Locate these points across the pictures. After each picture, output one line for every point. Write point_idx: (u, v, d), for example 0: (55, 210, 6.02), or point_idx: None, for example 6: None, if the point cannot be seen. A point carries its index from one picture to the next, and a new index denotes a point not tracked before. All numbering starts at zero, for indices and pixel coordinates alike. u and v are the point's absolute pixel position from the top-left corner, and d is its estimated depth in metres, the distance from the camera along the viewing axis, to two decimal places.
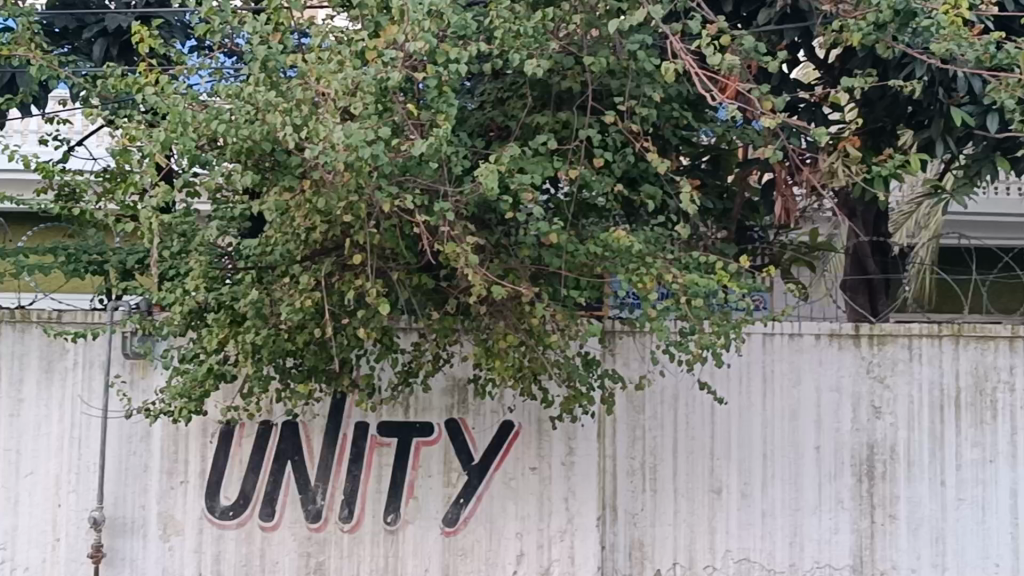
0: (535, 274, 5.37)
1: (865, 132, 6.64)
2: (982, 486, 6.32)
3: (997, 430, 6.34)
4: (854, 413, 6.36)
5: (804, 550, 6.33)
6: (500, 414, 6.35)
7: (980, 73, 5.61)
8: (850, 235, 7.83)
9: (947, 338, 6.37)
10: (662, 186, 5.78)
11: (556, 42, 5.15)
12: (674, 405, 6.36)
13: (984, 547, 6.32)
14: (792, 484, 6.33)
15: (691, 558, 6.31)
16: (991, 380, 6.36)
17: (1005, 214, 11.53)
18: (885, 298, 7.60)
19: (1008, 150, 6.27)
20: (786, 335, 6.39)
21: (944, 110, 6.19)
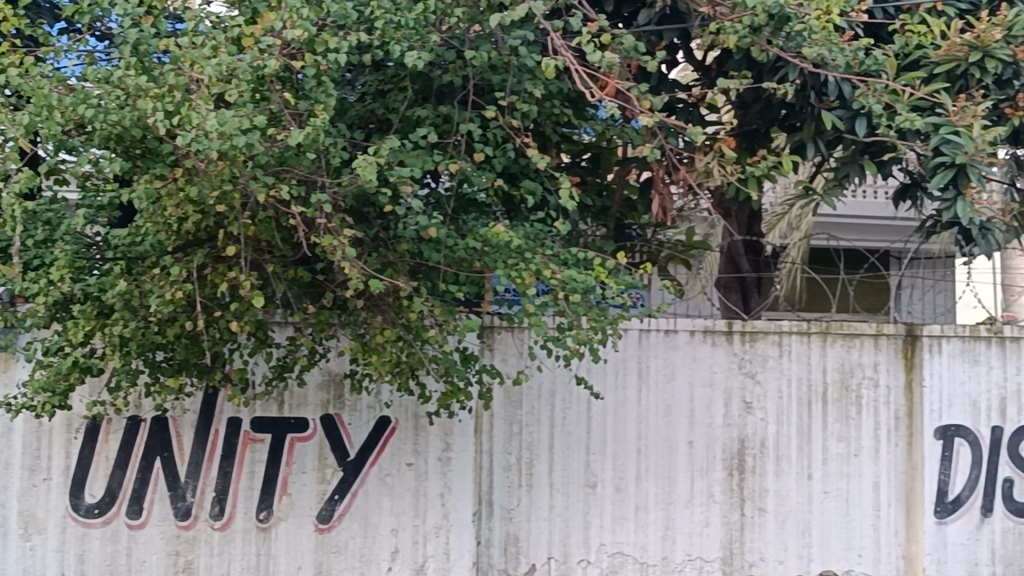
0: (414, 269, 5.33)
1: (739, 133, 6.79)
2: (847, 479, 6.52)
3: (861, 424, 6.54)
4: (726, 408, 6.48)
5: (676, 544, 6.43)
6: (377, 410, 6.28)
7: (849, 78, 5.90)
8: (724, 234, 7.93)
9: (815, 336, 6.54)
10: (542, 183, 5.78)
11: (438, 35, 5.13)
12: (550, 400, 6.38)
13: (848, 539, 6.52)
14: (664, 478, 6.43)
15: (565, 553, 6.35)
16: (856, 376, 6.56)
17: (871, 215, 11.92)
18: (759, 295, 7.67)
19: (875, 154, 6.47)
20: (661, 331, 6.46)
21: (815, 114, 6.36)
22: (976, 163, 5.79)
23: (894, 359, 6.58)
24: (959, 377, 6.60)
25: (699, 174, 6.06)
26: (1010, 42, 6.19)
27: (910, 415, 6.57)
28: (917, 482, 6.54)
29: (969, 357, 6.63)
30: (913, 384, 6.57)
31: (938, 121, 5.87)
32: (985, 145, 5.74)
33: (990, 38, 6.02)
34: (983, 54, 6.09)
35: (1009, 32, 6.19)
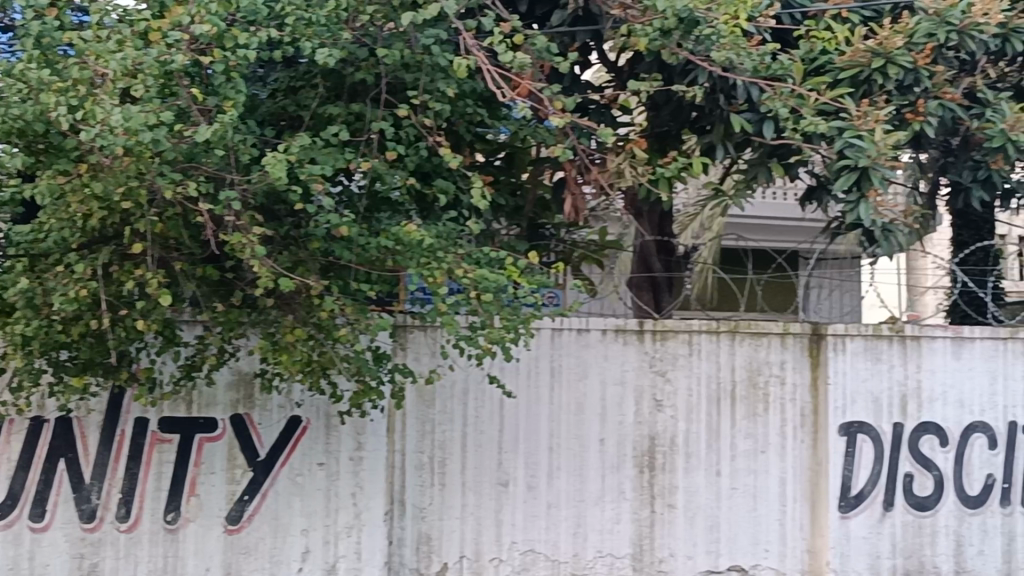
0: (325, 267, 5.29)
1: (650, 135, 6.88)
2: (754, 475, 6.64)
3: (768, 421, 6.67)
4: (637, 406, 6.55)
5: (587, 541, 6.48)
6: (287, 409, 6.23)
7: (757, 82, 6.06)
8: (635, 235, 8.03)
9: (724, 334, 6.65)
10: (455, 182, 5.77)
11: (350, 33, 5.11)
12: (463, 399, 6.39)
13: (754, 534, 6.65)
14: (575, 476, 6.48)
15: (477, 551, 6.36)
16: (763, 374, 6.68)
17: (779, 217, 12.17)
18: (670, 293, 7.75)
19: (783, 157, 6.57)
20: (573, 330, 6.52)
21: (725, 116, 6.46)
22: (879, 166, 5.99)
23: (800, 358, 6.72)
24: (862, 374, 6.76)
25: (611, 174, 6.13)
26: (910, 49, 6.43)
27: (815, 412, 6.72)
28: (822, 478, 6.69)
29: (872, 355, 6.79)
30: (818, 382, 6.72)
31: (842, 125, 6.02)
32: (887, 149, 5.93)
33: (892, 45, 6.25)
34: (884, 61, 6.30)
35: (909, 40, 6.43)
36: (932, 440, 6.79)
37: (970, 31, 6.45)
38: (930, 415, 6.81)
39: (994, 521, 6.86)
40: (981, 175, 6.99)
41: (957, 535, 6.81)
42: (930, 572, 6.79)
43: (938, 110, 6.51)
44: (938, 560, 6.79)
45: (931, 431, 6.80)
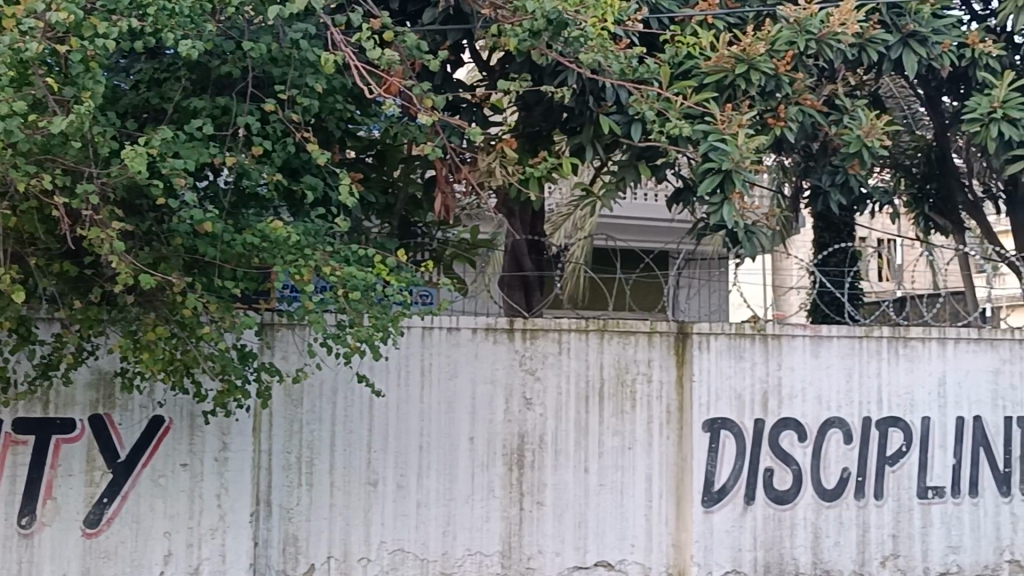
0: (188, 264, 5.17)
1: (523, 134, 6.93)
2: (621, 471, 6.75)
3: (635, 419, 6.78)
4: (506, 404, 6.57)
5: (456, 539, 6.48)
6: (149, 409, 6.07)
7: (624, 84, 6.20)
8: (508, 233, 8.08)
9: (593, 333, 6.73)
10: (323, 178, 5.71)
11: (215, 24, 5.02)
12: (332, 398, 6.34)
13: (621, 529, 6.75)
14: (445, 474, 6.47)
15: (345, 551, 6.31)
16: (631, 371, 6.79)
17: (648, 217, 12.40)
18: (541, 293, 7.81)
19: (651, 158, 6.66)
20: (443, 329, 6.52)
21: (594, 118, 6.54)
22: (741, 169, 6.14)
23: (666, 356, 6.85)
24: (726, 372, 6.93)
25: (481, 173, 6.20)
26: (772, 56, 6.65)
27: (681, 409, 6.85)
28: (686, 474, 6.83)
29: (735, 354, 6.96)
30: (684, 380, 6.86)
31: (707, 129, 6.20)
32: (749, 153, 6.11)
33: (755, 51, 6.49)
34: (747, 66, 6.52)
35: (771, 46, 6.66)
36: (792, 435, 7.01)
37: (828, 39, 6.68)
38: (790, 412, 7.02)
39: (849, 514, 7.11)
40: (839, 179, 7.20)
41: (815, 528, 7.04)
42: (788, 563, 6.99)
43: (798, 115, 6.72)
44: (796, 552, 7.00)
45: (791, 426, 7.01)
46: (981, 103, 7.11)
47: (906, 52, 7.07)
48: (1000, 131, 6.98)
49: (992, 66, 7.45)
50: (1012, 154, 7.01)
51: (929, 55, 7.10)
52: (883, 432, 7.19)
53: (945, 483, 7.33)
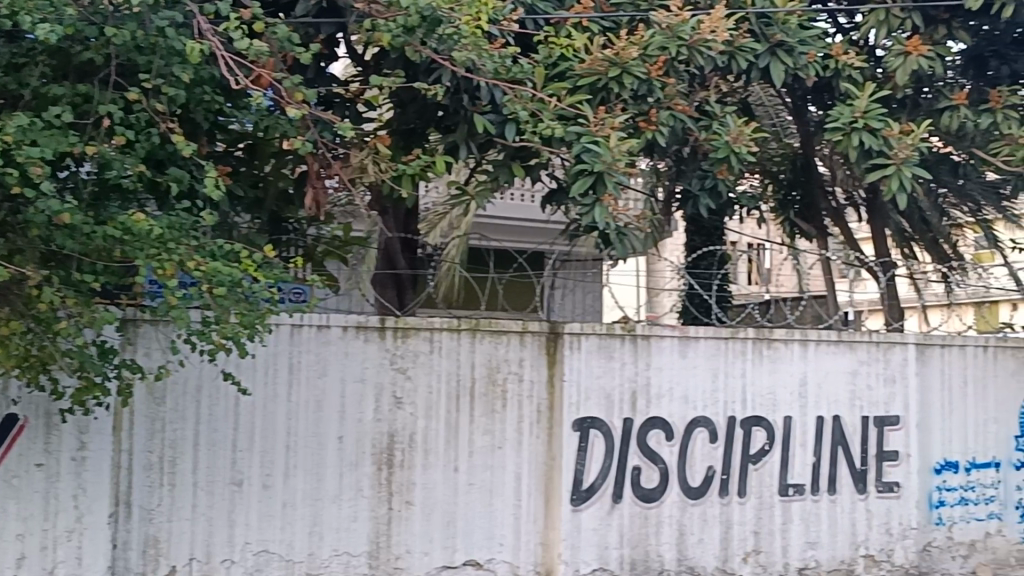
0: (45, 257, 4.98)
1: (396, 131, 6.89)
2: (491, 470, 6.75)
3: (505, 418, 6.79)
4: (376, 403, 6.51)
5: (322, 540, 6.38)
6: (3, 407, 5.76)
7: (498, 83, 6.23)
8: (380, 231, 8.01)
9: (464, 332, 6.71)
10: (190, 170, 5.58)
11: (76, 9, 4.86)
12: (196, 396, 6.18)
13: (489, 529, 6.74)
14: (312, 474, 6.37)
15: (208, 552, 6.15)
16: (502, 371, 6.80)
17: (523, 218, 12.46)
18: (413, 293, 7.81)
19: (524, 159, 6.71)
20: (313, 327, 6.42)
21: (468, 117, 6.52)
22: (613, 171, 6.21)
23: (537, 355, 6.88)
24: (595, 371, 7.00)
25: (353, 169, 6.17)
26: (644, 60, 6.77)
27: (551, 408, 6.90)
28: (555, 473, 6.87)
29: (605, 353, 7.03)
30: (555, 379, 6.91)
31: (580, 130, 6.26)
32: (621, 155, 6.20)
33: (628, 55, 6.64)
34: (620, 70, 6.65)
35: (644, 51, 6.77)
36: (659, 435, 7.13)
37: (699, 46, 6.83)
38: (657, 412, 7.14)
39: (713, 511, 7.26)
40: (709, 183, 7.34)
41: (680, 525, 7.16)
42: (654, 561, 7.10)
43: (669, 120, 6.82)
44: (662, 549, 7.12)
45: (658, 426, 7.13)
46: (842, 112, 7.33)
47: (773, 61, 7.26)
48: (860, 141, 7.22)
49: (853, 78, 7.70)
50: (872, 164, 7.25)
51: (795, 65, 7.29)
52: (747, 431, 7.37)
53: (805, 480, 7.55)
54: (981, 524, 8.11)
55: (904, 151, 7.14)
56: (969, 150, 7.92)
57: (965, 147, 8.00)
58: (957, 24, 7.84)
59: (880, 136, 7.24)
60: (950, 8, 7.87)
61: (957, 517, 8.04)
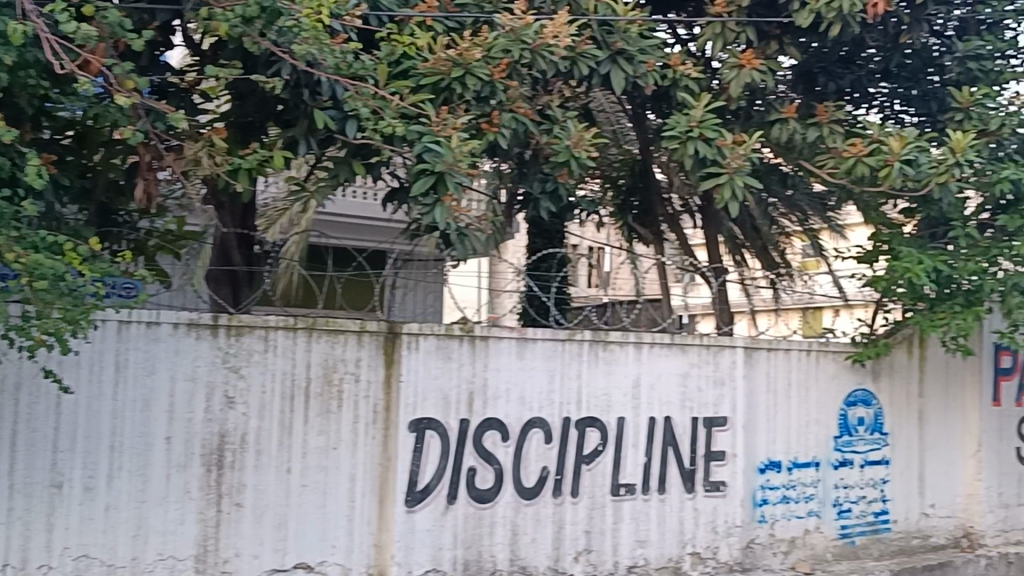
0: None
1: (234, 124, 6.75)
2: (325, 472, 6.60)
3: (341, 418, 6.67)
4: (207, 402, 6.27)
5: (147, 543, 6.06)
6: None
7: (339, 79, 6.18)
8: (216, 225, 7.80)
9: (300, 331, 6.56)
10: (11, 158, 5.31)
11: None
12: (15, 395, 5.78)
13: (322, 530, 6.59)
14: (137, 475, 6.05)
15: (24, 558, 5.73)
16: (338, 371, 6.68)
17: (363, 216, 12.38)
18: (249, 290, 7.65)
19: (365, 156, 6.64)
20: (142, 323, 6.14)
21: (309, 112, 6.44)
22: (454, 171, 6.19)
23: (375, 355, 6.80)
24: (433, 372, 6.98)
25: (187, 162, 5.99)
26: (487, 62, 6.81)
27: (387, 409, 6.83)
28: (390, 474, 6.80)
29: (442, 354, 7.02)
30: (392, 379, 6.85)
31: (422, 130, 6.22)
32: (462, 156, 6.21)
33: (471, 56, 6.65)
34: (463, 71, 6.66)
35: (487, 53, 6.81)
36: (494, 435, 7.16)
37: (541, 50, 6.92)
38: (493, 412, 7.17)
39: (546, 511, 7.34)
40: (549, 187, 7.40)
41: (513, 525, 7.21)
42: (487, 561, 7.11)
43: (511, 122, 6.89)
44: (495, 549, 7.14)
45: (494, 427, 7.17)
46: (679, 121, 7.51)
47: (614, 68, 7.39)
48: (695, 150, 7.42)
49: (690, 89, 7.90)
50: (705, 172, 7.46)
51: (635, 73, 7.46)
52: (581, 432, 7.49)
53: (636, 480, 7.72)
54: (800, 522, 8.45)
55: (736, 161, 7.36)
56: (797, 161, 8.24)
57: (794, 159, 8.29)
58: (788, 41, 8.14)
59: (714, 145, 7.44)
60: (782, 24, 8.16)
61: (779, 515, 8.35)
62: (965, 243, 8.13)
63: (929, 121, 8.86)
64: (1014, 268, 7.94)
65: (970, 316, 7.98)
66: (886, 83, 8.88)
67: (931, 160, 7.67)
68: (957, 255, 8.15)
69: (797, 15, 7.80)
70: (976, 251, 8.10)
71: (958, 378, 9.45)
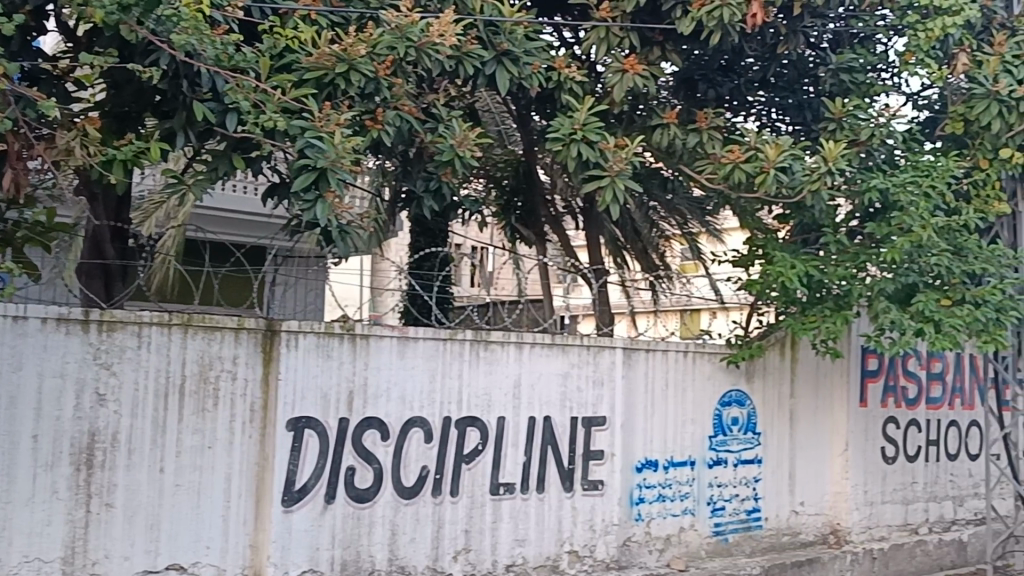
0: None
1: (110, 114, 6.61)
2: (199, 471, 6.39)
3: (217, 418, 6.47)
4: (77, 400, 5.99)
5: (11, 546, 5.76)
6: None
7: (219, 72, 6.08)
8: (89, 217, 7.56)
9: (176, 327, 6.35)
10: None
11: None
12: None
13: (196, 531, 6.37)
14: (2, 474, 5.75)
15: None
16: (214, 368, 6.47)
17: (243, 210, 12.17)
18: (122, 284, 7.45)
19: (246, 150, 6.52)
20: (8, 318, 5.83)
21: (187, 103, 6.27)
22: (337, 167, 6.14)
23: (252, 352, 6.64)
24: (312, 371, 6.87)
25: (58, 152, 5.81)
26: (372, 58, 6.76)
27: (265, 407, 6.68)
28: (267, 474, 6.66)
29: (322, 352, 6.93)
30: (270, 378, 6.70)
31: (304, 125, 6.17)
32: (345, 152, 6.14)
33: (356, 52, 6.58)
34: (348, 67, 6.58)
35: (372, 50, 6.75)
36: (373, 435, 7.11)
37: (426, 49, 6.93)
38: (374, 411, 7.12)
39: (425, 510, 7.31)
40: (432, 185, 7.33)
41: (392, 524, 7.16)
42: (365, 561, 7.03)
43: (395, 120, 6.87)
44: (373, 549, 7.07)
45: (374, 426, 7.12)
46: (563, 123, 7.57)
47: (500, 69, 7.40)
48: (578, 152, 7.49)
49: (574, 91, 7.98)
50: (588, 174, 7.54)
51: (520, 75, 7.47)
52: (461, 432, 7.49)
53: (515, 479, 7.75)
54: (675, 520, 8.61)
55: (618, 164, 7.44)
56: (676, 166, 8.38)
57: (674, 164, 8.42)
58: (670, 47, 8.27)
59: (596, 148, 7.53)
60: (665, 31, 8.29)
61: (655, 513, 8.49)
62: (835, 249, 8.38)
63: (804, 130, 9.15)
64: (882, 274, 8.28)
65: (839, 319, 8.23)
66: (765, 92, 9.13)
67: (804, 168, 7.91)
68: (828, 261, 8.40)
69: (679, 23, 7.95)
70: (846, 257, 8.36)
71: (827, 379, 9.76)
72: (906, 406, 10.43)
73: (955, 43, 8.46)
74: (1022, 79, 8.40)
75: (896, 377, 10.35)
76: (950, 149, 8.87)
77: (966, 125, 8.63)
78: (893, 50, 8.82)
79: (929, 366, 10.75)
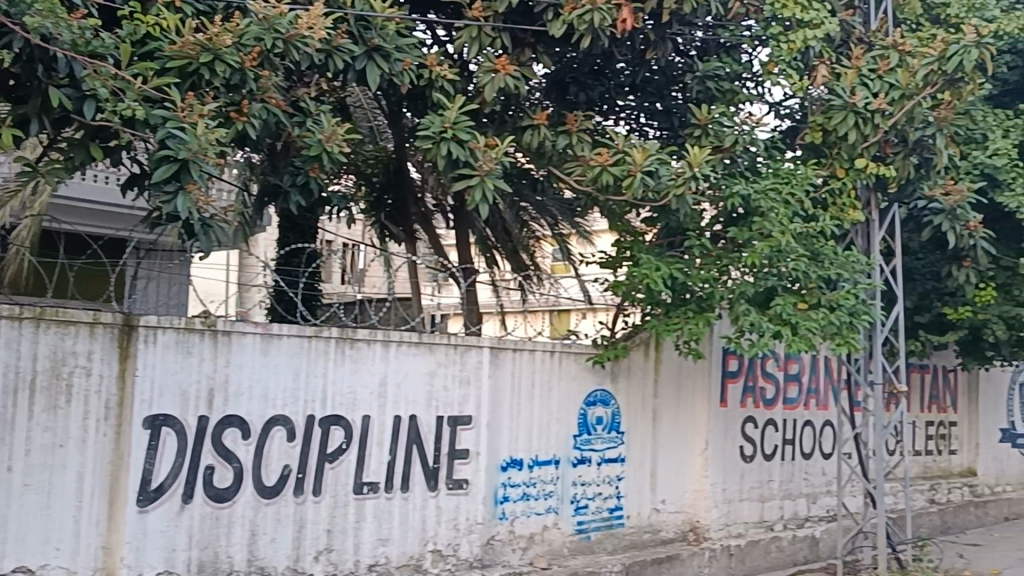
0: None
1: None
2: (50, 471, 6.14)
3: (69, 415, 6.22)
4: None
5: None
6: None
7: (76, 56, 5.85)
8: None
9: (26, 321, 6.08)
10: None
11: None
12: None
13: (45, 532, 6.11)
14: None
15: None
16: (67, 364, 6.24)
17: (100, 200, 11.78)
18: None
19: (105, 139, 6.31)
20: None
21: (42, 89, 6.02)
22: (199, 161, 5.97)
23: (108, 348, 6.41)
24: (170, 368, 6.68)
25: None
26: (238, 49, 6.61)
27: (120, 405, 6.46)
28: (121, 473, 6.44)
29: (182, 348, 6.73)
30: (126, 374, 6.49)
31: (165, 115, 6.01)
32: (207, 144, 5.98)
33: (222, 42, 6.42)
34: (212, 57, 6.43)
35: (239, 40, 6.60)
36: (234, 434, 6.96)
37: (295, 41, 6.78)
38: (235, 410, 6.97)
39: (287, 510, 7.19)
40: (299, 180, 7.25)
41: (252, 525, 7.02)
42: (223, 562, 6.87)
43: (262, 113, 6.74)
44: (231, 549, 6.91)
45: (234, 425, 6.97)
46: (433, 122, 7.52)
47: (370, 65, 7.35)
48: (448, 151, 7.47)
49: (445, 90, 7.96)
50: (457, 173, 7.52)
51: (391, 71, 7.44)
52: (324, 431, 7.40)
53: (379, 479, 7.70)
54: (538, 518, 8.68)
55: (488, 164, 7.45)
56: (546, 167, 8.46)
57: (544, 164, 8.51)
58: (542, 49, 8.35)
59: (466, 147, 7.52)
60: (536, 33, 8.35)
61: (518, 512, 8.54)
62: (699, 252, 8.57)
63: (671, 135, 9.33)
64: (743, 276, 8.48)
65: (701, 322, 8.42)
66: (634, 96, 9.27)
67: (670, 173, 8.04)
68: (691, 264, 8.59)
69: (550, 25, 8.00)
70: (709, 260, 8.56)
71: (689, 380, 9.96)
72: (764, 406, 10.73)
73: (816, 55, 8.79)
74: (877, 92, 8.70)
75: (755, 378, 10.63)
76: (809, 158, 9.16)
77: (824, 134, 8.92)
78: (757, 60, 9.05)
79: (786, 367, 11.10)
